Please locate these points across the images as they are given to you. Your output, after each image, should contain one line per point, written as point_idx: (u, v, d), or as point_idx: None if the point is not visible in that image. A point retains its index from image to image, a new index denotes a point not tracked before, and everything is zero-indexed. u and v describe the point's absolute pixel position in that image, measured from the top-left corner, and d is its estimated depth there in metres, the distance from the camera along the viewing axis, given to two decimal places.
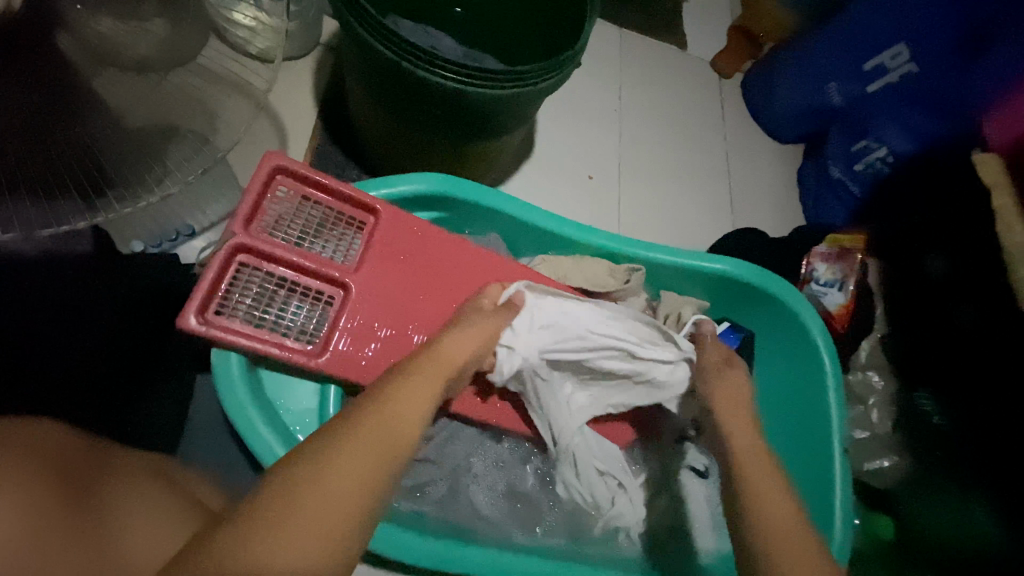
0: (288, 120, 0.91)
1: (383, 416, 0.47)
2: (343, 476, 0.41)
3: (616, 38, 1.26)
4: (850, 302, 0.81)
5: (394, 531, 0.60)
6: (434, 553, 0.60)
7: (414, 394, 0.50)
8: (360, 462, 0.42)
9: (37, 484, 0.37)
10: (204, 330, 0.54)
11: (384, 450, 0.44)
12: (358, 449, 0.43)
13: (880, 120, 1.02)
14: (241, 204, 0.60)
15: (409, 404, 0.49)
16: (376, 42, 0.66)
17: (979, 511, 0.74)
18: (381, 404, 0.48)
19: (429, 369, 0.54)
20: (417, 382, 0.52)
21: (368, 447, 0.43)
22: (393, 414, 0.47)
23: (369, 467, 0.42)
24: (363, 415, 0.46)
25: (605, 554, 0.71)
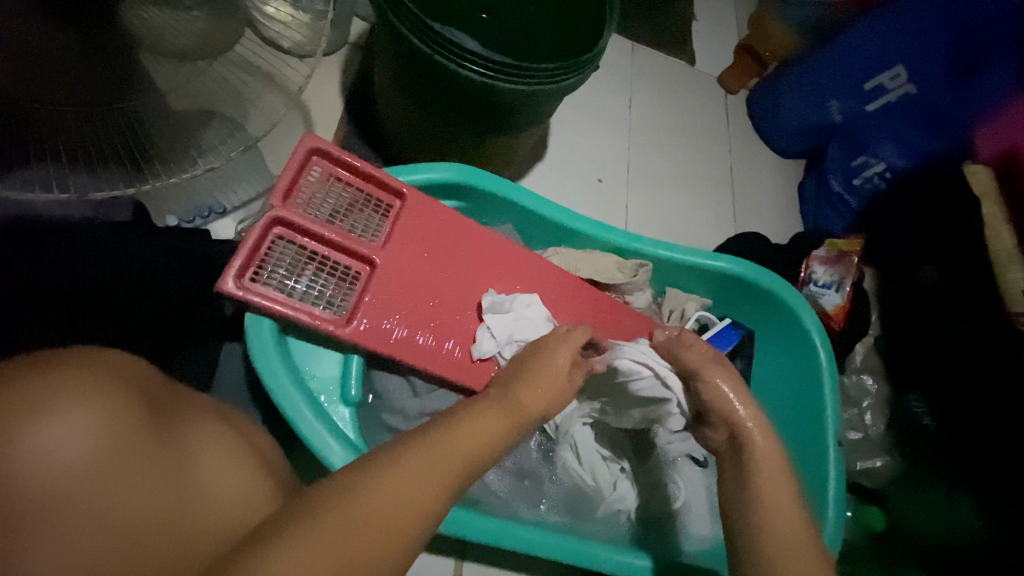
0: (317, 111, 0.96)
1: (446, 430, 0.45)
2: (411, 477, 0.39)
3: (628, 51, 1.32)
4: (846, 303, 0.85)
5: (453, 511, 0.65)
6: (456, 520, 0.65)
7: (482, 425, 0.48)
8: (427, 471, 0.40)
9: (128, 410, 0.39)
10: (241, 294, 0.58)
11: (452, 466, 0.42)
12: (430, 454, 0.42)
13: (879, 137, 1.08)
14: (279, 181, 0.64)
15: (472, 427, 0.47)
16: (412, 37, 0.71)
17: (967, 508, 0.77)
18: (449, 433, 0.45)
19: (496, 404, 0.52)
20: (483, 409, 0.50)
21: (438, 463, 0.41)
22: (456, 429, 0.46)
23: (433, 479, 0.40)
24: (433, 439, 0.43)
25: (604, 532, 0.75)
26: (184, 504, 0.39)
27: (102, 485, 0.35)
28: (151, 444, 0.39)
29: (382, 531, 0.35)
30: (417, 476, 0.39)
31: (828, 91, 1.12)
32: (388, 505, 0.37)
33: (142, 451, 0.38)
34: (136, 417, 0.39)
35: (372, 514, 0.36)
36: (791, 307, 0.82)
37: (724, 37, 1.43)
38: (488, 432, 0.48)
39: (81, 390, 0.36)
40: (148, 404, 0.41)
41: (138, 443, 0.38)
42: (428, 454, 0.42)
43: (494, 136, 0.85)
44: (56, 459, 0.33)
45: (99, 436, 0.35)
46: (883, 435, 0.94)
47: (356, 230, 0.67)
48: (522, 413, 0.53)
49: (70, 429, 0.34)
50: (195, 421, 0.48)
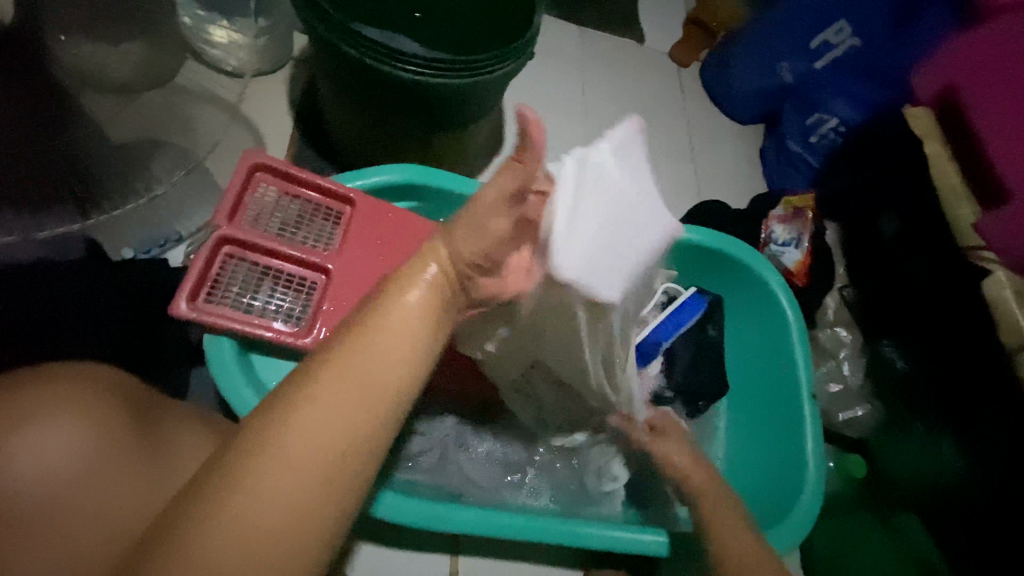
0: (265, 128, 0.95)
1: (361, 348, 0.36)
2: (321, 426, 0.33)
3: (575, 36, 1.33)
4: (806, 258, 0.86)
5: (417, 504, 0.65)
6: (429, 514, 0.65)
7: (403, 326, 0.38)
8: (329, 424, 0.33)
9: (104, 420, 0.46)
10: (195, 315, 0.59)
11: (356, 398, 0.34)
12: (335, 389, 0.34)
13: (829, 93, 1.08)
14: (224, 200, 0.64)
15: (389, 328, 0.38)
16: (342, 44, 0.71)
17: (947, 448, 0.79)
18: (345, 357, 0.36)
19: (408, 282, 0.41)
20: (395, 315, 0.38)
21: (341, 400, 0.34)
22: (373, 347, 0.36)
23: (341, 422, 0.33)
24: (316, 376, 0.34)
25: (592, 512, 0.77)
26: (158, 499, 0.46)
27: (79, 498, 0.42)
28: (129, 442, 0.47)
29: (301, 483, 0.32)
30: (319, 437, 0.33)
31: (776, 54, 1.13)
32: (277, 485, 0.31)
33: (119, 453, 0.46)
34: (109, 422, 0.47)
35: (291, 471, 0.32)
36: (753, 268, 0.84)
37: (671, 11, 1.44)
38: (404, 349, 0.37)
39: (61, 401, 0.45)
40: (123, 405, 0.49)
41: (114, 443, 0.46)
42: (331, 384, 0.34)
43: (443, 132, 0.86)
44: (44, 466, 0.43)
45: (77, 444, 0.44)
46: (862, 383, 0.93)
47: (309, 241, 0.67)
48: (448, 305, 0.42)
49: (49, 438, 0.43)
50: (174, 425, 0.54)
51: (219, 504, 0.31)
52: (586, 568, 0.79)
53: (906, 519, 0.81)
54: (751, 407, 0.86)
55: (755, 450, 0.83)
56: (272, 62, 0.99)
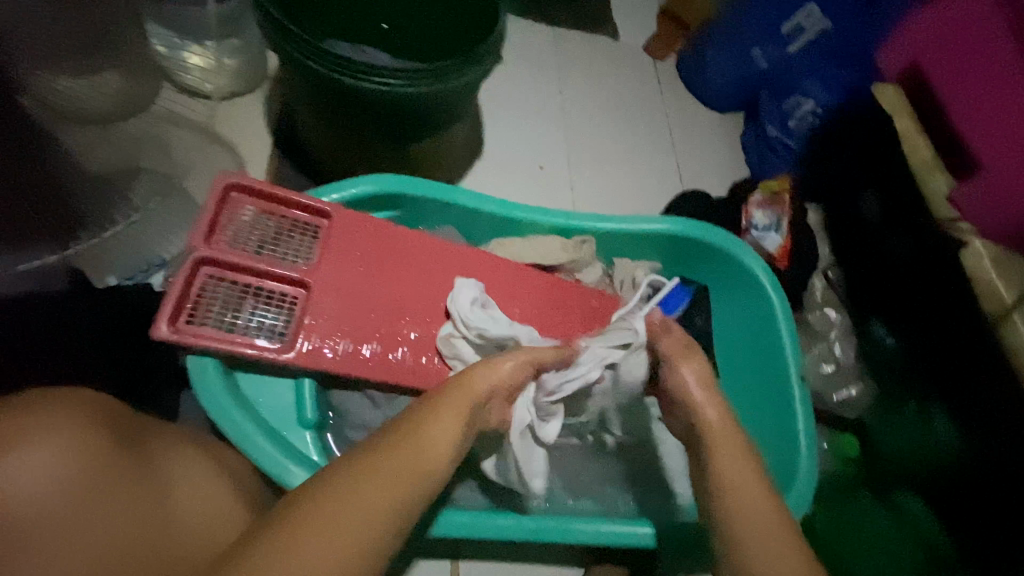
0: (244, 148, 0.96)
1: (416, 434, 0.47)
2: (377, 499, 0.41)
3: (548, 36, 1.33)
4: (787, 241, 0.87)
5: (478, 517, 0.66)
6: (487, 526, 0.66)
7: (446, 419, 0.48)
8: (383, 494, 0.42)
9: (93, 446, 0.47)
10: (176, 336, 0.59)
11: (406, 479, 0.43)
12: (389, 460, 0.44)
13: (804, 77, 1.09)
14: (200, 220, 0.65)
15: (435, 420, 0.48)
16: (307, 59, 0.71)
17: (940, 420, 0.80)
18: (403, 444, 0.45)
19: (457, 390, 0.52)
20: (441, 410, 0.49)
21: (397, 475, 0.43)
22: (425, 433, 0.47)
23: (393, 490, 0.42)
24: (379, 452, 0.44)
25: (632, 507, 0.78)
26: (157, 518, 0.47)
27: (80, 500, 0.44)
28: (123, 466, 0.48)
29: (344, 533, 0.39)
30: (374, 500, 0.41)
31: (749, 40, 1.14)
32: (337, 537, 0.38)
33: (112, 478, 0.47)
34: (99, 445, 0.47)
35: (348, 524, 0.39)
36: (734, 253, 0.84)
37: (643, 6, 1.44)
38: (447, 437, 0.47)
39: (44, 421, 0.45)
40: (111, 430, 0.50)
41: (101, 466, 0.46)
42: (387, 460, 0.44)
43: (418, 140, 0.87)
44: (33, 482, 0.42)
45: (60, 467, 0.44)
46: (854, 363, 0.93)
47: (287, 256, 0.68)
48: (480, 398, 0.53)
49: (36, 464, 0.43)
50: (169, 451, 0.55)
51: (281, 544, 0.37)
52: (589, 565, 0.79)
53: (907, 497, 0.80)
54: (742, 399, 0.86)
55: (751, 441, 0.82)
56: (248, 83, 1.00)
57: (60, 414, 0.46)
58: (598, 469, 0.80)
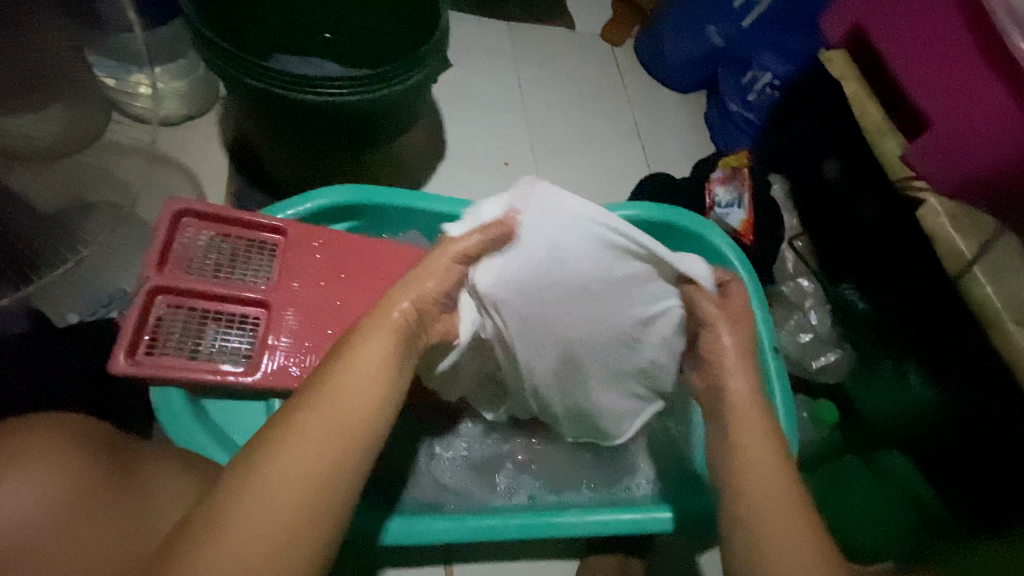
0: (201, 171, 0.94)
1: (338, 389, 0.44)
2: (303, 450, 0.40)
3: (504, 32, 1.32)
4: (750, 215, 0.87)
5: (430, 522, 0.65)
6: (447, 529, 0.65)
7: (360, 367, 0.45)
8: (310, 446, 0.40)
9: (85, 473, 0.45)
10: (136, 369, 0.59)
11: (335, 437, 0.42)
12: (311, 425, 0.41)
13: (758, 50, 1.10)
14: (151, 250, 0.64)
15: (354, 371, 0.45)
16: (245, 76, 0.70)
17: (913, 377, 0.81)
18: (326, 396, 0.44)
19: (378, 325, 0.50)
20: (362, 357, 0.47)
21: (316, 441, 0.41)
22: (346, 387, 0.44)
23: (319, 454, 0.40)
24: (296, 417, 0.42)
25: (607, 494, 0.78)
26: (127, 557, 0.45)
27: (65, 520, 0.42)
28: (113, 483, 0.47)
29: (275, 509, 0.37)
30: (303, 467, 0.40)
31: (703, 18, 1.14)
32: (267, 513, 0.37)
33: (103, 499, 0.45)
34: (94, 470, 0.46)
35: (276, 498, 0.38)
36: (699, 233, 0.84)
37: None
38: (371, 388, 0.45)
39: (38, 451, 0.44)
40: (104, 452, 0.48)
41: (91, 488, 0.44)
42: (308, 423, 0.42)
43: (372, 147, 0.86)
44: (22, 507, 0.41)
45: (56, 486, 0.43)
46: (831, 329, 0.92)
47: (245, 277, 0.67)
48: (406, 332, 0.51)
49: (27, 491, 0.41)
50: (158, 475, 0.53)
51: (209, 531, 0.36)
52: (584, 555, 0.79)
53: (890, 455, 0.82)
54: None
55: None
56: (199, 104, 0.98)
57: (52, 437, 0.46)
58: (580, 461, 0.80)
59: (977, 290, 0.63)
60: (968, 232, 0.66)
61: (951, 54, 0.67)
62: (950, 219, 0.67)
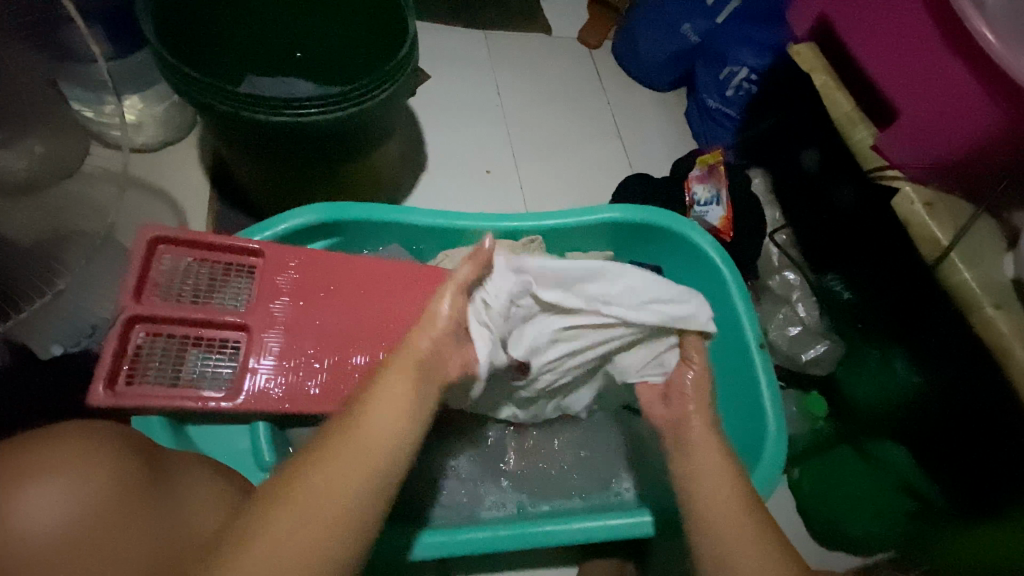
0: (181, 196, 0.94)
1: (371, 416, 0.46)
2: (335, 481, 0.41)
3: (481, 40, 1.33)
4: (728, 212, 0.88)
5: (438, 535, 0.65)
6: (446, 543, 0.65)
7: (393, 398, 0.47)
8: (340, 479, 0.41)
9: (117, 481, 0.44)
10: (116, 400, 0.59)
11: (365, 464, 0.43)
12: (342, 457, 0.43)
13: (732, 45, 1.09)
14: (127, 280, 0.64)
15: (389, 399, 0.47)
16: (212, 100, 0.70)
17: (901, 366, 0.80)
18: (352, 427, 0.45)
19: (398, 362, 0.51)
20: (397, 382, 0.48)
21: (346, 472, 0.42)
22: (383, 410, 0.46)
23: (349, 487, 0.41)
24: (326, 449, 0.43)
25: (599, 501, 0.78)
26: None
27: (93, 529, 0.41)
28: (142, 489, 0.46)
29: (295, 549, 0.38)
30: (331, 502, 0.40)
31: (678, 16, 1.15)
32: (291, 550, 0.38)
33: (138, 504, 0.45)
34: (135, 479, 0.46)
35: (298, 538, 0.38)
36: (679, 231, 0.84)
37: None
38: (404, 417, 0.47)
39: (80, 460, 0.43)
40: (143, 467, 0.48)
41: (129, 492, 0.44)
42: (341, 451, 0.43)
43: (349, 162, 0.86)
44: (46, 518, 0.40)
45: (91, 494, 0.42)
46: (819, 321, 0.91)
47: (224, 301, 0.67)
48: (421, 356, 0.52)
49: (57, 499, 0.41)
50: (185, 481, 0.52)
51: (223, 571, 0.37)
52: (581, 562, 0.79)
53: (886, 448, 0.81)
54: None
55: (720, 419, 0.82)
56: (177, 129, 0.98)
57: (82, 451, 0.44)
58: (569, 470, 0.80)
59: (957, 276, 0.63)
60: (941, 219, 0.66)
61: (917, 42, 0.67)
62: (925, 207, 0.67)
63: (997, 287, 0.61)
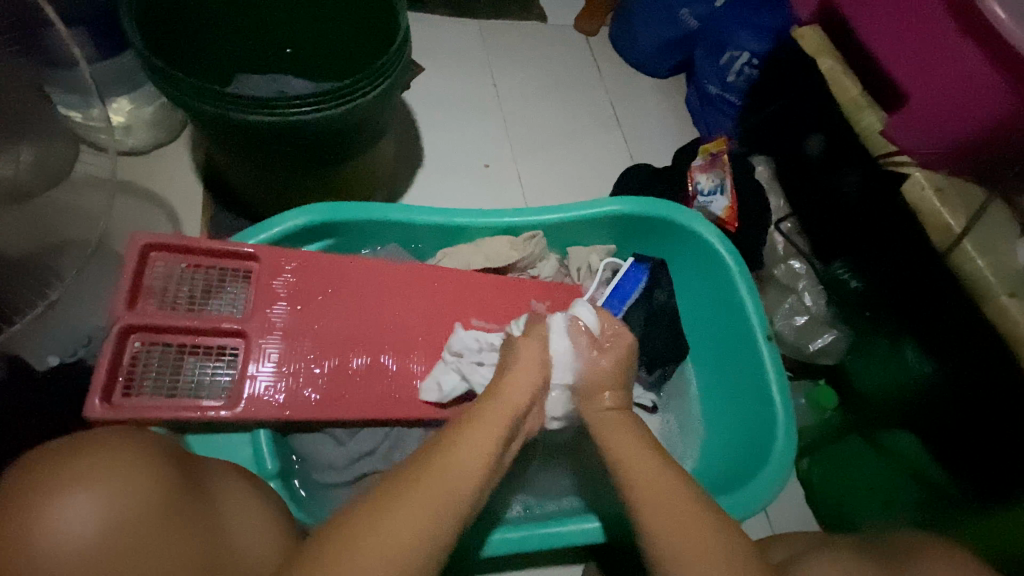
0: (176, 199, 0.92)
1: (453, 451, 0.47)
2: (422, 513, 0.42)
3: (476, 31, 1.30)
4: (733, 202, 0.86)
5: (502, 535, 0.65)
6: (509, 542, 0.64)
7: (481, 434, 0.49)
8: (425, 508, 0.42)
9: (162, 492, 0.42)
10: (112, 413, 0.58)
11: (446, 496, 0.44)
12: (427, 490, 0.43)
13: (732, 30, 1.06)
14: (120, 289, 0.63)
15: (475, 436, 0.49)
16: (201, 102, 0.68)
17: (912, 354, 0.79)
18: (445, 459, 0.46)
19: (489, 407, 0.53)
20: (482, 422, 0.51)
21: (428, 505, 0.43)
22: (466, 445, 0.48)
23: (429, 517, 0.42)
24: (408, 481, 0.44)
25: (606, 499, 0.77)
26: None
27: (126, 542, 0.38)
28: (179, 500, 0.43)
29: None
30: (411, 534, 0.41)
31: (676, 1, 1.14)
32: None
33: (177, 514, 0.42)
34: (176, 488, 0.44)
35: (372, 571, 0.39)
36: (685, 224, 0.82)
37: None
38: (488, 454, 0.48)
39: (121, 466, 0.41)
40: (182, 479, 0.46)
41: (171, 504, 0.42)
42: (424, 485, 0.44)
43: (345, 160, 0.84)
44: (84, 526, 0.37)
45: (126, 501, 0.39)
46: (826, 310, 0.90)
47: (221, 308, 0.66)
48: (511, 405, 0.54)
49: (94, 507, 0.38)
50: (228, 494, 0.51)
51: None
52: (591, 560, 0.79)
53: (895, 434, 0.81)
54: (710, 368, 0.85)
55: (726, 411, 0.81)
56: (169, 131, 0.96)
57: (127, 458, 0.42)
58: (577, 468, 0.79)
59: (969, 266, 0.61)
60: (953, 205, 0.64)
61: (925, 22, 0.64)
62: (935, 193, 0.65)
63: (1011, 274, 0.59)
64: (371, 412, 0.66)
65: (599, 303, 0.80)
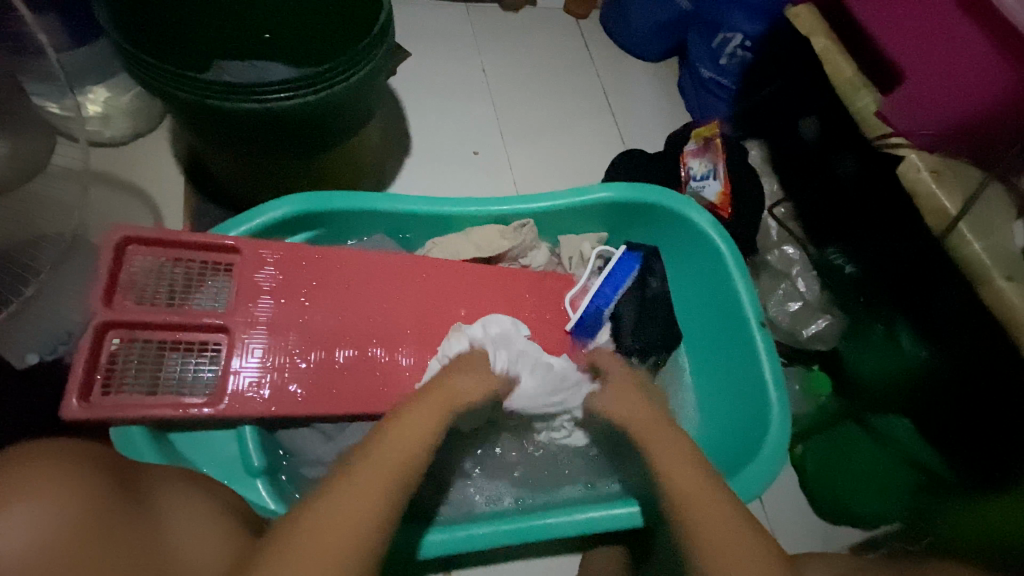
0: (155, 191, 0.90)
1: (389, 436, 0.48)
2: (362, 489, 0.41)
3: (463, 14, 1.27)
4: (726, 187, 0.84)
5: (456, 529, 0.64)
6: (467, 537, 0.63)
7: (415, 420, 0.50)
8: (369, 478, 0.43)
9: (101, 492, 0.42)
10: (91, 411, 0.57)
11: (382, 476, 0.43)
12: (364, 468, 0.44)
13: (725, 10, 1.03)
14: (96, 284, 0.61)
15: (410, 421, 0.50)
16: (174, 88, 0.65)
17: (907, 340, 0.78)
18: (382, 441, 0.47)
19: (430, 395, 0.54)
20: (419, 409, 0.52)
21: (370, 478, 0.43)
22: (402, 429, 0.49)
23: (371, 493, 0.41)
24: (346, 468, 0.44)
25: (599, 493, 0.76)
26: None
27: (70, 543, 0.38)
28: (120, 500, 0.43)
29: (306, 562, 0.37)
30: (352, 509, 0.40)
31: None
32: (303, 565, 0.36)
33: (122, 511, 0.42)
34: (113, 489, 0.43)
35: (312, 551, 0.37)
36: (677, 210, 0.81)
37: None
38: (424, 436, 0.49)
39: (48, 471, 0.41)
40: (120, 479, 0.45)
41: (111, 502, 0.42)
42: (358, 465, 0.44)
43: (328, 148, 0.82)
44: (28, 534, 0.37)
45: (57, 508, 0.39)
46: (820, 295, 0.89)
47: (202, 302, 0.64)
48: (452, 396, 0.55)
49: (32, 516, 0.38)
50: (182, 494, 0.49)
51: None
52: (585, 549, 0.78)
53: (889, 420, 0.81)
54: (705, 356, 0.84)
55: (722, 399, 0.80)
56: (147, 122, 0.93)
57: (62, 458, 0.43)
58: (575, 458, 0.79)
59: (966, 249, 0.60)
60: (950, 188, 0.63)
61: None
62: (931, 175, 0.64)
63: (1008, 258, 0.58)
64: (359, 407, 0.65)
65: (591, 291, 0.78)
